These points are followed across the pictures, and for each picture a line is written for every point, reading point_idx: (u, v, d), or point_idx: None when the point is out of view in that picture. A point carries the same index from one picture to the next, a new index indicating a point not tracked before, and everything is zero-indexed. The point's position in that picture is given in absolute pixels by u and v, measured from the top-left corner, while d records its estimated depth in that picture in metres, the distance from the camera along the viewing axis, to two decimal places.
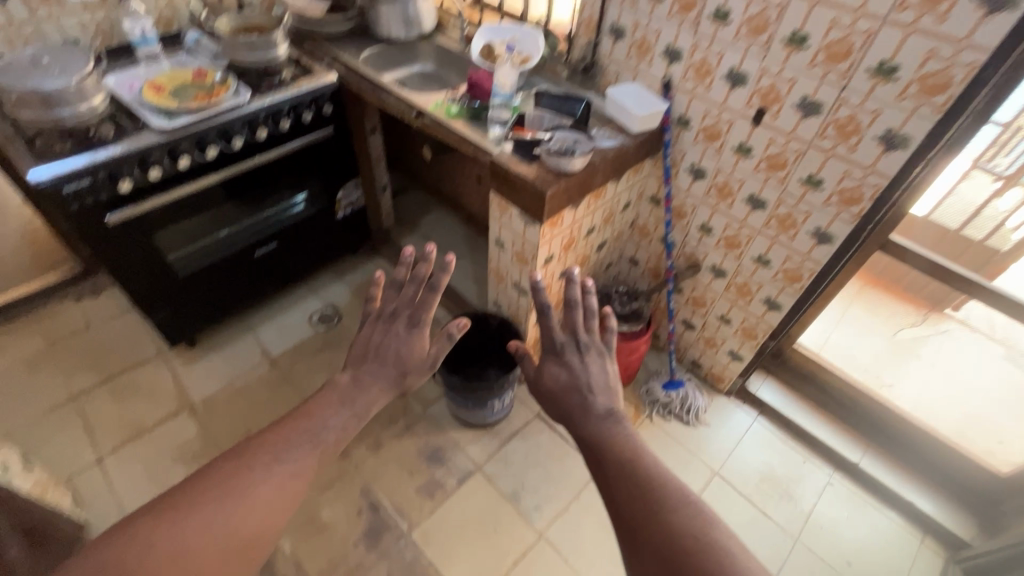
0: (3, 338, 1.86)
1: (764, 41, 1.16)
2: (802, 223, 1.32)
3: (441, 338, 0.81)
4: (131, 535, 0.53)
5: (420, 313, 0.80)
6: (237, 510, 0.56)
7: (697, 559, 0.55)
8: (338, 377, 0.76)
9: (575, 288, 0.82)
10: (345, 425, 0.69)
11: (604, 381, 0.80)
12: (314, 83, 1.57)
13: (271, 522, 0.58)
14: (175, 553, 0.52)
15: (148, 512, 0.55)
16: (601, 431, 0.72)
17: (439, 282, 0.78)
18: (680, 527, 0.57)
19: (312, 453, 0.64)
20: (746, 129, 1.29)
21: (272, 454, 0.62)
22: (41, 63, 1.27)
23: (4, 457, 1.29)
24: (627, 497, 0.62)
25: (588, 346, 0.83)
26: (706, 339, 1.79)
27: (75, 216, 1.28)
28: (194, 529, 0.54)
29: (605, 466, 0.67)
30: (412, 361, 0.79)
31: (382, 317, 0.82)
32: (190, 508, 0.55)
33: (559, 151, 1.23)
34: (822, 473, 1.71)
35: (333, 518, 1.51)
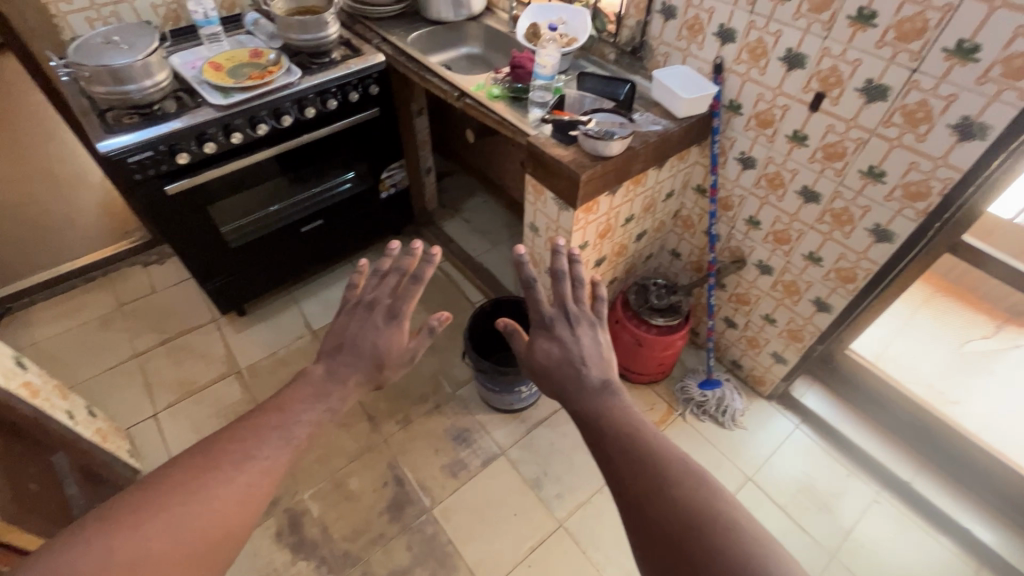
0: (80, 296, 2.03)
1: (826, 19, 1.07)
2: (860, 219, 1.22)
3: (420, 334, 0.80)
4: (89, 539, 0.52)
5: (398, 304, 0.81)
6: (204, 512, 0.57)
7: (700, 532, 0.53)
8: (313, 368, 0.77)
9: (561, 257, 0.84)
10: (318, 419, 0.71)
11: (597, 351, 0.80)
12: (362, 64, 1.61)
13: (237, 520, 0.59)
14: (138, 553, 0.53)
15: (109, 516, 0.54)
16: (596, 403, 0.72)
17: (423, 274, 0.81)
18: (683, 497, 0.56)
19: (285, 450, 0.65)
20: (802, 115, 1.21)
21: (237, 455, 0.62)
22: (113, 41, 1.34)
23: (72, 404, 1.41)
24: (629, 473, 0.61)
25: (578, 318, 0.83)
26: (749, 339, 1.70)
27: (138, 186, 1.37)
28: (160, 530, 0.54)
29: (603, 439, 0.67)
30: (391, 356, 0.80)
31: (361, 306, 0.84)
32: (151, 512, 0.55)
33: (597, 133, 1.19)
34: (868, 489, 1.59)
35: (360, 487, 1.57)
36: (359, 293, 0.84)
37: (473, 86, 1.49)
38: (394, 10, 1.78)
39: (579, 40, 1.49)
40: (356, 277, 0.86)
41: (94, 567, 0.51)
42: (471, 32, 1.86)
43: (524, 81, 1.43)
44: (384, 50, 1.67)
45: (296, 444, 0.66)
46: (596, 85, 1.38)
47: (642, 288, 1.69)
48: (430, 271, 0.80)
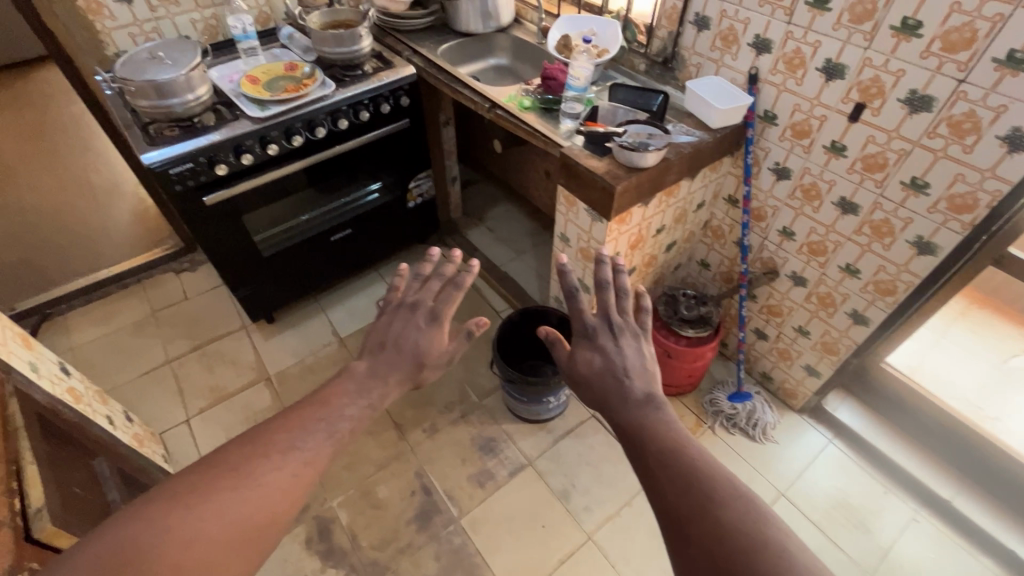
0: (115, 302, 2.08)
1: (868, 29, 1.06)
2: (901, 230, 1.20)
3: (460, 335, 0.82)
4: (145, 519, 0.55)
5: (440, 305, 0.83)
6: (253, 498, 0.59)
7: (750, 557, 0.52)
8: (355, 364, 0.78)
9: (606, 267, 0.86)
10: (360, 416, 0.72)
11: (640, 362, 0.79)
12: (393, 76, 1.63)
13: (283, 508, 0.60)
14: (189, 535, 0.54)
15: (164, 497, 0.57)
16: (638, 416, 0.71)
17: (463, 280, 0.84)
18: (732, 521, 0.55)
19: (327, 442, 0.66)
20: (841, 126, 1.19)
21: (284, 445, 0.64)
22: (157, 56, 1.38)
23: (111, 410, 1.44)
24: (674, 491, 0.60)
25: (622, 328, 0.83)
26: (780, 351, 1.68)
27: (178, 197, 1.40)
28: (213, 513, 0.56)
29: (646, 454, 0.66)
30: (431, 354, 0.81)
31: (404, 306, 0.86)
32: (204, 495, 0.57)
33: (631, 145, 1.18)
34: (906, 506, 1.55)
35: (388, 496, 1.57)
36: (401, 295, 0.86)
37: (504, 97, 1.50)
38: (424, 22, 1.80)
39: (610, 52, 1.50)
40: (396, 279, 0.88)
41: (152, 546, 0.53)
42: (499, 44, 1.88)
43: (556, 93, 1.44)
44: (415, 62, 1.69)
45: (339, 436, 0.68)
46: (628, 96, 1.38)
47: (671, 298, 1.68)
48: (469, 279, 0.84)
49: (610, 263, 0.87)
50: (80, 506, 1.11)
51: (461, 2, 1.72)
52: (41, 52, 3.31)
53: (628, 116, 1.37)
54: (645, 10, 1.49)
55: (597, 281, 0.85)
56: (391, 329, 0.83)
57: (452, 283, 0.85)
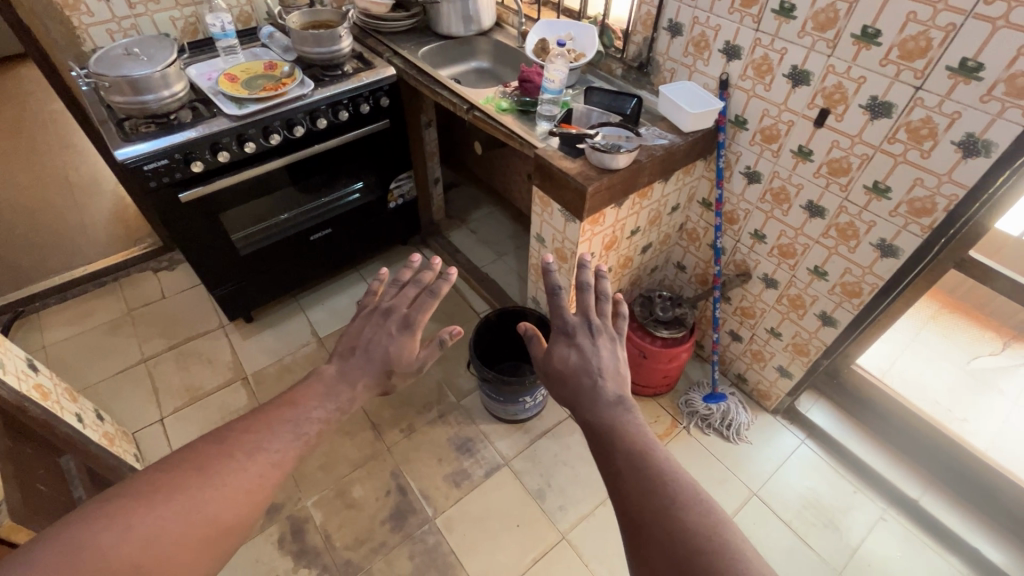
0: (91, 301, 2.06)
1: (831, 37, 1.09)
2: (865, 233, 1.23)
3: (431, 344, 0.82)
4: (105, 518, 0.55)
5: (414, 313, 0.84)
6: (216, 498, 0.59)
7: (708, 560, 0.54)
8: (324, 369, 0.79)
9: (587, 271, 0.88)
10: (328, 417, 0.73)
11: (615, 365, 0.81)
12: (373, 77, 1.64)
13: (246, 512, 0.61)
14: (150, 535, 0.55)
15: (126, 497, 0.57)
16: (608, 416, 0.73)
17: (439, 289, 0.83)
18: (693, 525, 0.57)
19: (295, 444, 0.67)
20: (807, 131, 1.22)
21: (250, 445, 0.64)
22: (133, 52, 1.37)
23: (81, 407, 1.42)
24: (638, 493, 0.62)
25: (599, 329, 0.85)
26: (754, 352, 1.70)
27: (151, 194, 1.39)
28: (175, 512, 0.57)
29: (614, 453, 0.68)
30: (401, 362, 0.82)
31: (378, 312, 0.86)
32: (167, 494, 0.58)
33: (603, 146, 1.20)
34: (874, 506, 1.57)
35: (363, 496, 1.57)
36: (377, 300, 0.87)
37: (482, 99, 1.51)
38: (406, 24, 1.81)
39: (587, 56, 1.52)
40: (374, 283, 0.89)
41: (108, 547, 0.53)
42: (481, 47, 1.89)
43: (533, 95, 1.46)
44: (397, 64, 1.70)
45: (307, 438, 0.69)
46: (603, 99, 1.41)
47: (647, 300, 1.70)
48: (445, 288, 0.82)
49: (591, 269, 0.89)
50: (44, 504, 1.10)
51: (443, 5, 1.73)
52: (19, 51, 3.26)
53: (603, 119, 1.39)
54: (621, 15, 1.55)
55: (577, 283, 0.87)
56: (363, 334, 0.84)
57: (428, 290, 0.86)
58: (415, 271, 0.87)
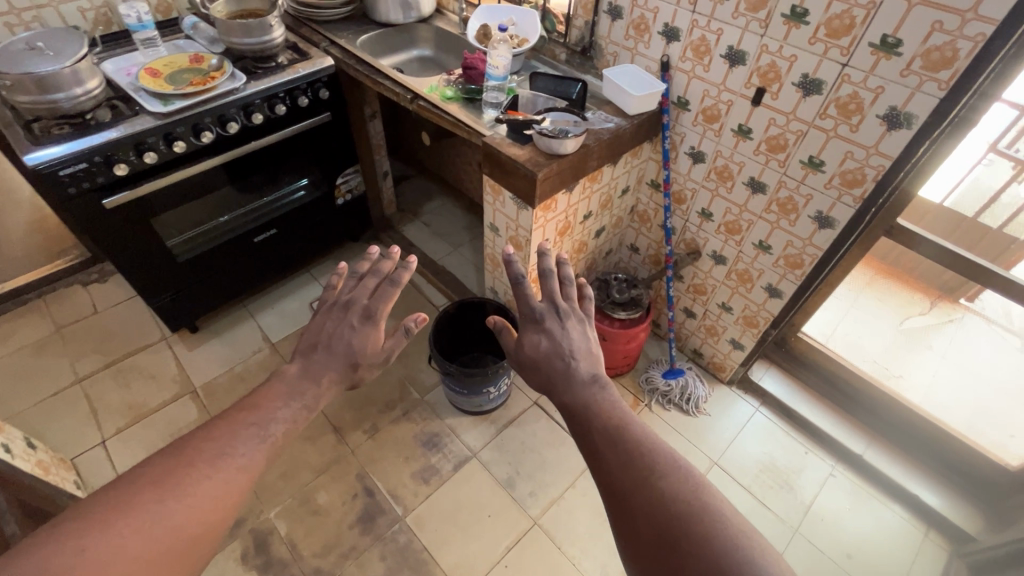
0: (11, 321, 1.90)
1: (763, 17, 1.12)
2: (803, 207, 1.28)
3: (398, 333, 0.80)
4: (59, 540, 0.51)
5: (376, 304, 0.81)
6: (179, 511, 0.56)
7: (688, 522, 0.55)
8: (287, 367, 0.76)
9: (549, 258, 0.86)
10: (294, 416, 0.70)
11: (586, 346, 0.81)
12: (310, 67, 1.57)
13: (213, 521, 0.58)
14: (106, 556, 0.51)
15: (80, 517, 0.53)
16: (583, 395, 0.74)
17: (400, 278, 0.80)
18: (674, 489, 0.58)
19: (262, 447, 0.65)
20: (746, 110, 1.26)
21: (211, 452, 0.61)
22: (35, 43, 1.23)
23: (9, 436, 1.31)
24: (617, 466, 0.62)
25: (567, 312, 0.85)
26: (708, 328, 1.76)
27: (71, 200, 1.29)
28: (134, 528, 0.53)
29: (593, 429, 0.68)
30: (366, 354, 0.79)
31: (337, 305, 0.83)
32: (126, 510, 0.54)
33: (550, 132, 1.20)
34: (824, 464, 1.67)
35: (329, 502, 1.52)
36: (336, 293, 0.84)
37: (425, 88, 1.48)
38: (342, 12, 1.74)
39: (530, 42, 1.51)
40: (333, 278, 0.86)
41: (62, 573, 0.49)
42: (422, 35, 1.85)
43: (477, 82, 1.44)
44: (336, 55, 1.64)
45: (273, 440, 0.66)
46: (548, 84, 1.40)
47: (604, 283, 1.72)
48: (406, 277, 0.79)
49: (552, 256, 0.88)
50: None
51: None
52: None
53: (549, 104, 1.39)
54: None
55: (539, 270, 0.86)
56: (325, 330, 0.81)
57: (389, 279, 0.83)
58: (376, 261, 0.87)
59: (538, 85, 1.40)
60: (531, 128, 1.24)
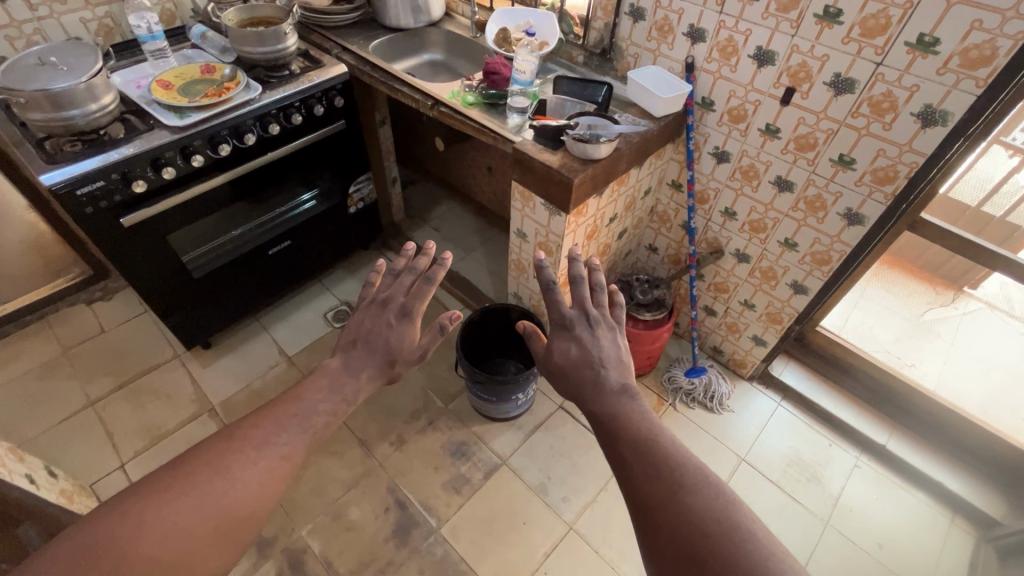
0: (14, 344, 1.83)
1: (794, 18, 1.12)
2: (832, 204, 1.29)
3: (434, 330, 0.78)
4: (120, 512, 0.53)
5: (412, 302, 0.81)
6: (226, 493, 0.56)
7: (715, 541, 0.53)
8: (329, 360, 0.75)
9: (579, 265, 0.87)
10: (335, 408, 0.69)
11: (616, 355, 0.79)
12: (324, 75, 1.54)
13: (260, 503, 0.58)
14: (162, 529, 0.52)
15: (140, 490, 0.54)
16: (611, 406, 0.71)
17: (436, 274, 0.82)
18: (701, 507, 0.55)
19: (304, 436, 0.64)
20: (774, 109, 1.26)
21: (258, 438, 0.61)
22: (47, 58, 1.18)
23: (30, 467, 1.27)
24: (644, 476, 0.60)
25: (599, 321, 0.83)
26: (729, 325, 1.77)
27: (87, 219, 1.24)
28: (187, 506, 0.54)
29: (619, 439, 0.66)
30: (403, 351, 0.78)
31: (375, 301, 0.82)
32: (179, 486, 0.55)
33: (583, 136, 1.18)
34: (849, 455, 1.69)
35: (361, 516, 1.50)
36: (374, 291, 0.83)
37: (446, 95, 1.45)
38: (351, 17, 1.71)
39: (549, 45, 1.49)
40: (371, 275, 0.85)
41: (117, 544, 0.51)
42: (433, 40, 1.83)
43: (502, 88, 1.41)
44: (349, 61, 1.61)
45: (314, 431, 0.66)
46: (572, 88, 1.38)
47: (626, 285, 1.72)
48: (442, 273, 0.82)
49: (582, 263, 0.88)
50: None
51: None
52: None
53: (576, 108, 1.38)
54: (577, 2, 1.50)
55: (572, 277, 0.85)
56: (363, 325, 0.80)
57: (424, 278, 0.84)
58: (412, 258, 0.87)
59: (562, 88, 1.38)
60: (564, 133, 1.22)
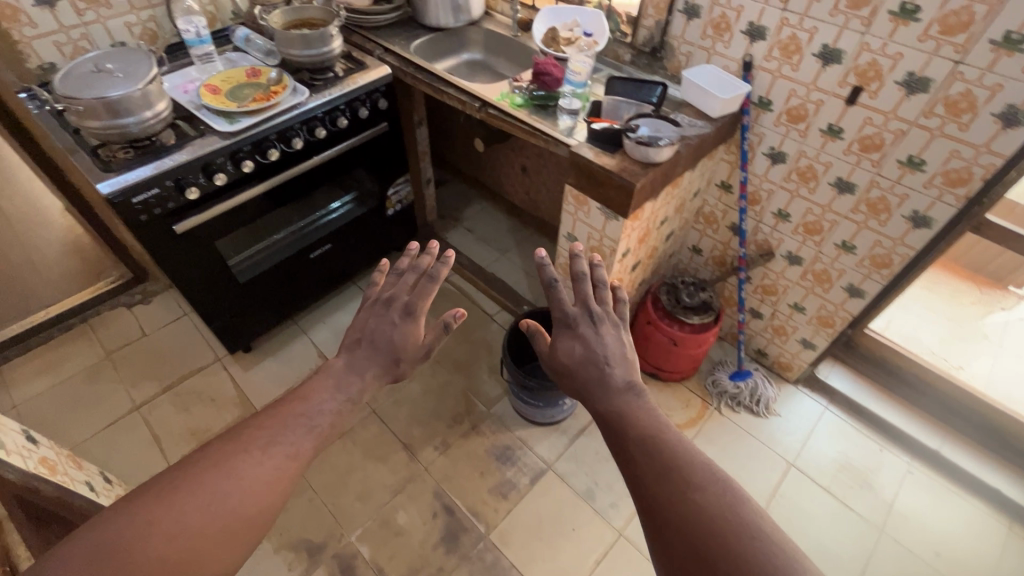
0: (59, 348, 1.84)
1: (866, 15, 1.09)
2: (897, 206, 1.26)
3: (437, 328, 0.77)
4: (133, 512, 0.53)
5: (415, 300, 0.79)
6: (236, 491, 0.57)
7: (727, 543, 0.51)
8: (332, 362, 0.76)
9: (581, 261, 0.80)
10: (339, 410, 0.70)
11: (621, 351, 0.75)
12: (369, 77, 1.52)
13: (268, 501, 0.59)
14: (174, 528, 0.53)
15: (148, 492, 0.55)
16: (617, 404, 0.68)
17: (439, 272, 0.79)
18: (712, 509, 0.53)
19: (310, 438, 0.65)
20: (837, 109, 1.22)
21: (263, 440, 0.62)
22: (103, 65, 1.17)
23: (88, 474, 1.27)
24: (652, 477, 0.58)
25: (602, 317, 0.78)
26: (776, 328, 1.73)
27: (142, 228, 1.24)
28: (197, 505, 0.55)
29: (626, 439, 0.64)
30: (408, 350, 0.77)
31: (378, 302, 0.81)
32: (186, 486, 0.56)
33: (644, 140, 1.16)
34: (901, 460, 1.66)
35: (409, 522, 1.50)
36: (378, 290, 0.82)
37: (495, 96, 1.43)
38: (392, 17, 1.69)
39: (599, 44, 1.45)
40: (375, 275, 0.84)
41: (133, 543, 0.52)
42: (472, 39, 1.80)
43: (554, 89, 1.38)
44: (391, 62, 1.59)
45: (321, 432, 0.67)
46: (626, 88, 1.35)
47: (671, 287, 1.70)
48: (445, 271, 0.78)
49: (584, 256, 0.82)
50: None
51: None
52: None
53: (632, 109, 1.34)
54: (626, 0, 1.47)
55: (571, 272, 0.80)
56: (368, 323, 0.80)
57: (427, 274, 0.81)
58: (415, 256, 0.84)
59: (616, 88, 1.35)
60: (628, 135, 1.18)
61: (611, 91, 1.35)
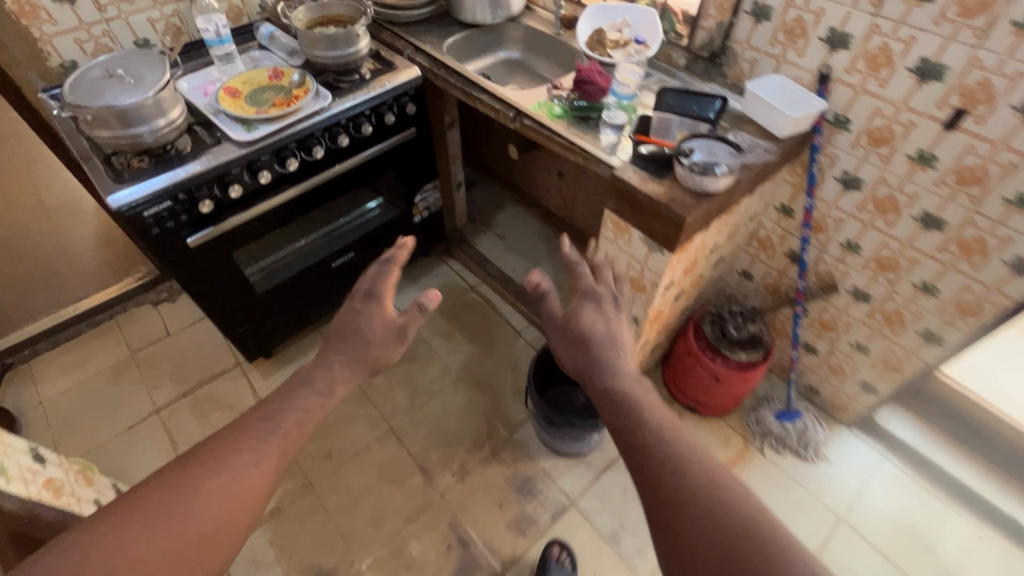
0: (86, 345, 1.84)
1: (981, 25, 0.91)
2: (996, 250, 1.07)
3: (413, 309, 0.72)
4: (91, 533, 0.49)
5: (376, 283, 0.74)
6: (200, 505, 0.52)
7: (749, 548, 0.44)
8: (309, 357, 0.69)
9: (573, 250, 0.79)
10: (312, 408, 0.63)
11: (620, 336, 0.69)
12: (397, 80, 1.41)
13: (237, 513, 0.53)
14: (134, 552, 0.48)
15: (112, 509, 0.51)
16: (617, 375, 0.63)
17: (398, 254, 0.75)
18: (728, 505, 0.46)
19: (278, 440, 0.59)
20: (932, 134, 1.05)
21: (232, 450, 0.56)
22: (115, 71, 1.10)
23: (99, 489, 1.25)
24: (662, 468, 0.50)
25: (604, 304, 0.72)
26: (832, 366, 1.56)
27: (155, 240, 1.18)
28: (161, 521, 0.50)
29: (626, 409, 0.58)
30: (378, 339, 0.71)
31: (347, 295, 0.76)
32: (153, 503, 0.51)
33: (699, 166, 1.01)
34: (969, 523, 1.47)
35: (422, 553, 1.43)
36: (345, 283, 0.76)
37: (530, 107, 1.30)
38: (425, 12, 1.57)
39: (651, 47, 1.29)
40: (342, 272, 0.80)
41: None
42: (511, 37, 1.67)
43: (597, 100, 1.23)
44: (421, 62, 1.47)
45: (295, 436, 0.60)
46: (679, 101, 1.19)
47: (717, 317, 1.55)
48: (404, 252, 0.75)
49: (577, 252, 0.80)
50: None
51: None
52: None
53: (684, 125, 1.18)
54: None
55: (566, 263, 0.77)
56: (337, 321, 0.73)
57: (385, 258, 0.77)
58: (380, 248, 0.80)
59: (667, 100, 1.19)
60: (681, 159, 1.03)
61: (661, 105, 1.19)
